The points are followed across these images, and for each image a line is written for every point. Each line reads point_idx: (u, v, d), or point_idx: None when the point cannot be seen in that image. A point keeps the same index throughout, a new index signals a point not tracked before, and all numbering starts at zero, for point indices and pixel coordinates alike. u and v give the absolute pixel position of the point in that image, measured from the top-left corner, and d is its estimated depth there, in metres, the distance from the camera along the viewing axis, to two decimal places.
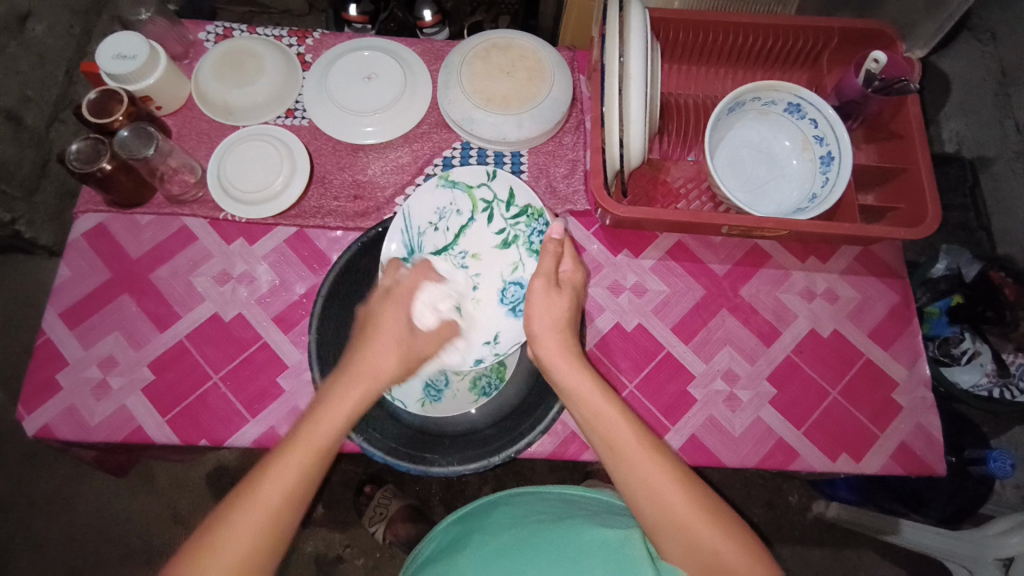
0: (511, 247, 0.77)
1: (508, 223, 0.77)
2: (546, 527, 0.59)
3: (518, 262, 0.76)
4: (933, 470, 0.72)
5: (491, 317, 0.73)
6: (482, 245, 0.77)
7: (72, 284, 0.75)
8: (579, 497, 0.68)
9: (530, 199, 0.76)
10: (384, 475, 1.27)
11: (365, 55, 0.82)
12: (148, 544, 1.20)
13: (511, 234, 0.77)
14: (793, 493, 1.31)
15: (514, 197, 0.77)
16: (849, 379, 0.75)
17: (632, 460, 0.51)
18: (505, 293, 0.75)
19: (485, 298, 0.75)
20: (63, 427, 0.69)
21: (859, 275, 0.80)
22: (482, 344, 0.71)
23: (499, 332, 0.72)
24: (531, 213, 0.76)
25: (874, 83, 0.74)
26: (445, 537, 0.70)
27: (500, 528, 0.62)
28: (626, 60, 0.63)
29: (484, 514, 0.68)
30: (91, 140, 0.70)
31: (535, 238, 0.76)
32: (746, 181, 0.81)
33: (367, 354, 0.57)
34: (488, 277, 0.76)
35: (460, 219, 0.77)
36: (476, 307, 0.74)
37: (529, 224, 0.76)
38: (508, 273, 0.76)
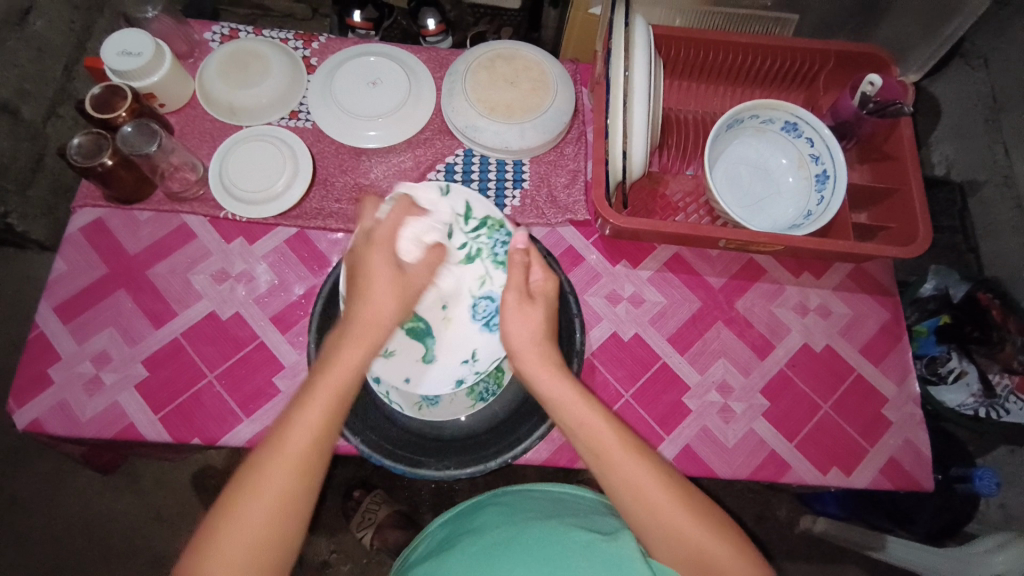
0: (475, 262, 0.73)
1: (470, 236, 0.73)
2: (536, 525, 0.59)
3: (486, 275, 0.73)
4: (921, 485, 0.73)
5: (466, 335, 0.71)
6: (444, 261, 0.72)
7: (68, 279, 0.75)
8: (568, 497, 0.69)
9: (489, 211, 0.73)
10: (373, 481, 1.26)
11: (372, 61, 0.82)
12: (129, 546, 1.18)
13: (474, 248, 0.73)
14: (782, 508, 1.31)
15: (472, 210, 0.73)
16: (840, 393, 0.77)
17: (620, 468, 0.51)
18: (476, 308, 0.72)
19: (456, 317, 0.72)
20: (53, 422, 0.68)
21: (851, 291, 0.82)
22: (463, 363, 0.69)
23: (476, 349, 0.70)
24: (493, 224, 0.73)
25: (868, 105, 0.77)
26: (434, 537, 0.70)
27: (490, 527, 0.62)
28: (630, 74, 0.65)
29: (475, 513, 0.68)
30: (93, 135, 0.70)
31: (502, 248, 0.73)
32: (744, 196, 0.82)
33: (365, 296, 0.55)
34: (454, 294, 0.73)
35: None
36: (448, 327, 0.72)
37: (492, 235, 0.73)
38: (476, 287, 0.73)
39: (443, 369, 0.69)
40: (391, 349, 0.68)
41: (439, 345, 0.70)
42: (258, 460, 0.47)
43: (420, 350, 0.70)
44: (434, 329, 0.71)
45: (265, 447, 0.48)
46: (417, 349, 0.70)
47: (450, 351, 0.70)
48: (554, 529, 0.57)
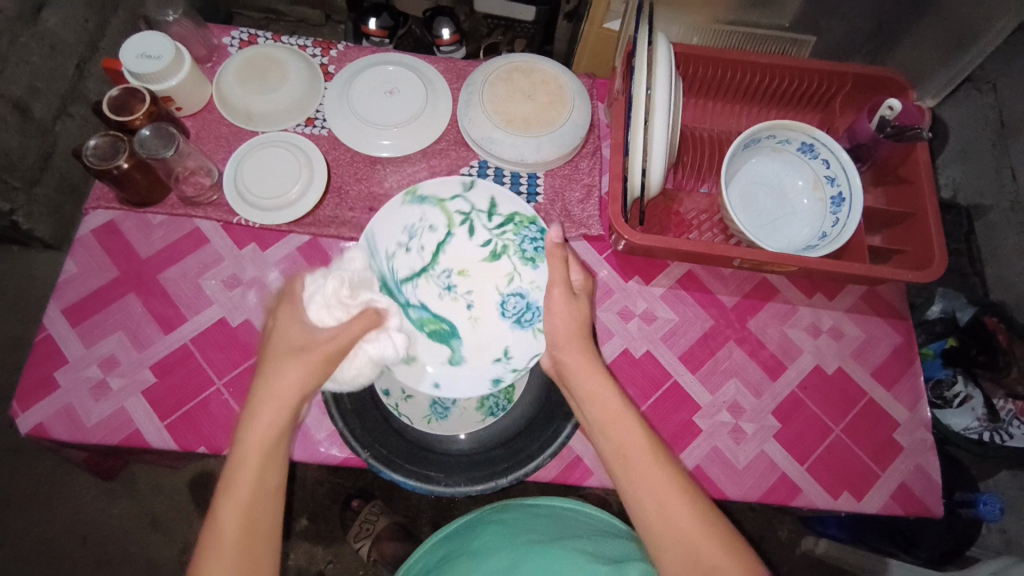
0: (501, 258, 0.75)
1: (494, 233, 0.75)
2: (535, 547, 0.59)
3: (513, 272, 0.75)
4: (931, 512, 0.73)
5: (495, 333, 0.73)
6: (468, 260, 0.75)
7: (78, 281, 0.74)
8: (568, 513, 0.69)
9: (517, 208, 0.74)
10: (371, 490, 1.24)
11: (390, 70, 0.83)
12: (123, 552, 1.16)
13: (500, 245, 0.75)
14: (783, 528, 1.30)
15: (497, 207, 0.75)
16: (852, 417, 0.76)
17: (643, 469, 0.51)
18: (505, 305, 0.74)
19: (483, 316, 0.74)
20: (59, 426, 0.67)
21: (864, 313, 0.82)
22: (494, 362, 0.71)
23: (508, 347, 0.72)
24: (520, 221, 0.75)
25: (886, 129, 0.77)
26: (432, 555, 0.70)
27: (490, 551, 0.62)
28: (653, 92, 0.65)
29: (471, 532, 0.68)
30: (110, 137, 0.70)
31: (529, 244, 0.74)
32: (758, 215, 0.82)
33: (273, 373, 0.53)
34: (480, 292, 0.75)
35: (436, 235, 0.75)
36: (474, 328, 0.73)
37: (519, 231, 0.75)
38: (504, 285, 0.74)
39: (475, 371, 0.70)
40: (415, 356, 0.70)
41: (467, 346, 0.72)
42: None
43: (447, 352, 0.71)
44: (460, 330, 0.73)
45: (206, 536, 0.46)
46: (444, 350, 0.71)
47: (478, 351, 0.72)
48: (552, 556, 0.57)
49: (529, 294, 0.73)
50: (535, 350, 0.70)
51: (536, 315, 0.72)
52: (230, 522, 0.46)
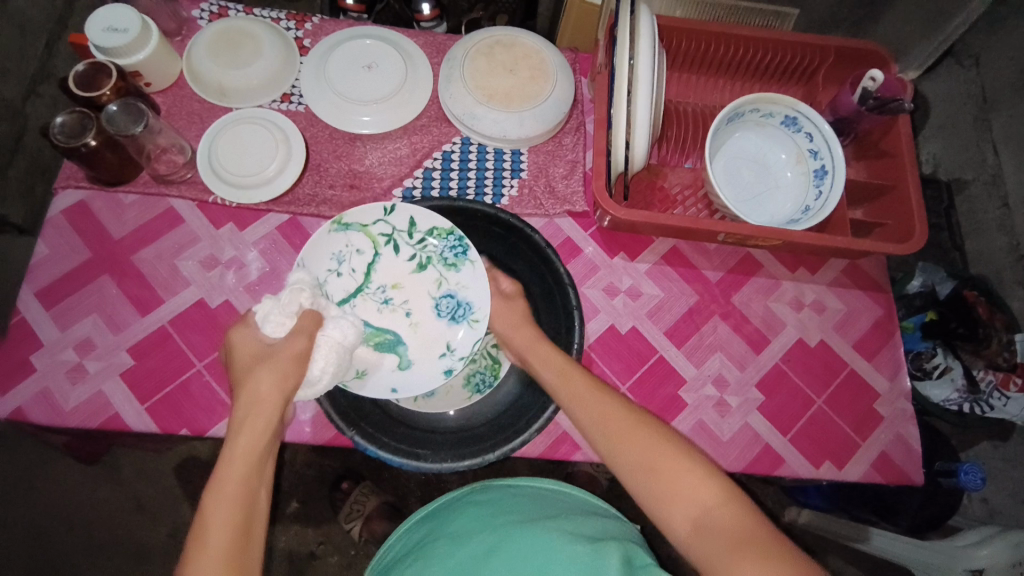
0: (427, 268, 0.72)
1: (415, 246, 0.73)
2: (516, 528, 0.59)
3: (441, 277, 0.72)
4: (910, 479, 0.74)
5: (435, 334, 0.71)
6: (397, 273, 0.73)
7: (49, 263, 0.72)
8: (548, 494, 0.68)
9: (432, 220, 0.72)
10: (361, 471, 1.24)
11: (368, 44, 0.80)
12: (109, 539, 1.15)
13: (424, 255, 0.72)
14: (767, 500, 1.34)
15: (415, 224, 0.72)
16: (834, 389, 0.77)
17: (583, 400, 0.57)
18: (439, 306, 0.72)
19: (422, 321, 0.71)
20: (34, 411, 0.66)
21: (846, 287, 0.82)
22: (441, 358, 0.69)
23: (451, 343, 0.70)
24: (438, 233, 0.72)
25: (869, 101, 0.77)
26: (411, 536, 0.70)
27: (469, 533, 0.62)
28: (636, 62, 0.64)
29: (451, 514, 0.68)
30: (77, 113, 0.67)
31: (451, 252, 0.72)
32: (743, 190, 0.82)
33: (250, 380, 0.52)
34: (416, 300, 0.72)
35: (363, 258, 0.72)
36: (416, 333, 0.71)
37: (440, 241, 0.72)
38: (434, 289, 0.72)
39: (424, 371, 0.68)
40: (365, 370, 0.66)
41: (413, 350, 0.70)
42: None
43: (395, 358, 0.69)
44: (403, 337, 0.70)
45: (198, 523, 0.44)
46: (391, 359, 0.68)
47: (424, 353, 0.69)
48: (532, 535, 0.57)
49: (459, 293, 0.71)
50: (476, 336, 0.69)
51: (469, 310, 0.71)
52: (222, 522, 0.44)
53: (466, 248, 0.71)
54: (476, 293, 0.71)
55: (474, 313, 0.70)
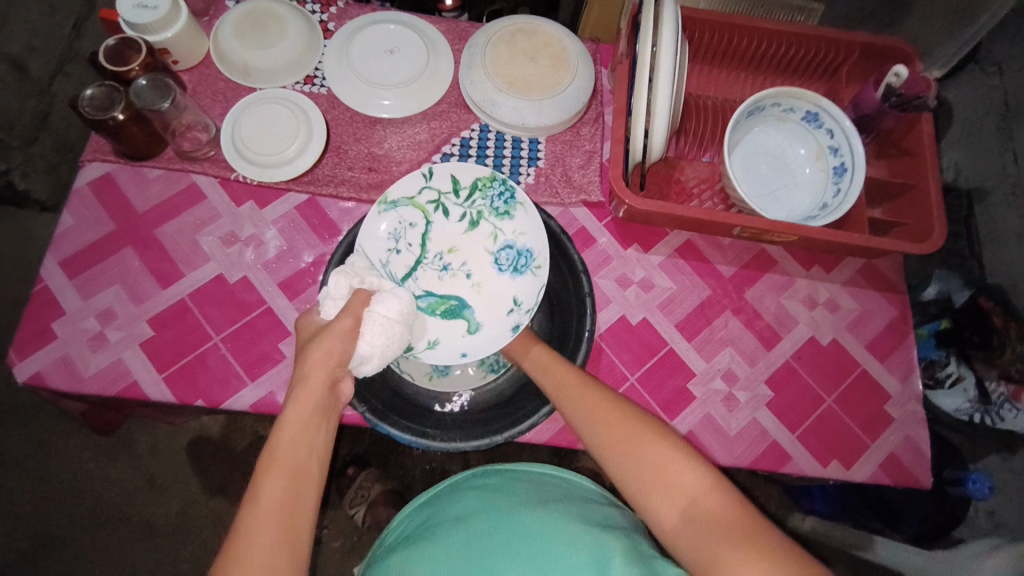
0: (481, 223, 0.74)
1: (465, 205, 0.74)
2: (516, 513, 0.60)
3: (495, 231, 0.73)
4: (918, 482, 0.74)
5: (499, 289, 0.72)
6: (452, 236, 0.74)
7: (74, 233, 0.74)
8: (548, 479, 0.68)
9: (476, 172, 0.73)
10: (368, 457, 1.26)
11: (391, 28, 0.81)
12: (121, 509, 1.18)
13: (475, 212, 0.74)
14: (772, 504, 1.33)
15: (459, 181, 0.73)
16: (844, 388, 0.77)
17: (576, 396, 0.57)
18: (499, 260, 0.73)
19: (484, 279, 0.73)
20: (56, 376, 0.68)
21: (861, 287, 0.82)
22: (510, 313, 0.70)
23: (516, 296, 0.71)
24: (482, 184, 0.74)
25: (892, 98, 0.76)
26: (413, 519, 0.70)
27: (472, 513, 0.62)
28: (658, 50, 0.64)
29: (453, 497, 0.68)
30: (106, 87, 0.69)
31: (499, 201, 0.73)
32: (760, 185, 0.81)
33: (304, 353, 0.52)
34: (474, 260, 0.74)
35: (417, 229, 0.73)
36: (480, 293, 0.72)
37: (487, 195, 0.74)
38: (491, 244, 0.73)
39: (495, 329, 0.70)
40: (436, 339, 0.69)
41: (480, 312, 0.71)
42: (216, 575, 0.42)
43: (463, 324, 0.71)
44: (468, 300, 0.72)
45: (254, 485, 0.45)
46: (460, 324, 0.71)
47: (491, 312, 0.71)
48: (535, 518, 0.58)
49: (517, 242, 0.72)
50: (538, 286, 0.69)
51: (530, 257, 0.71)
52: (273, 484, 0.45)
53: (513, 193, 0.73)
54: (534, 238, 0.71)
55: (535, 260, 0.71)
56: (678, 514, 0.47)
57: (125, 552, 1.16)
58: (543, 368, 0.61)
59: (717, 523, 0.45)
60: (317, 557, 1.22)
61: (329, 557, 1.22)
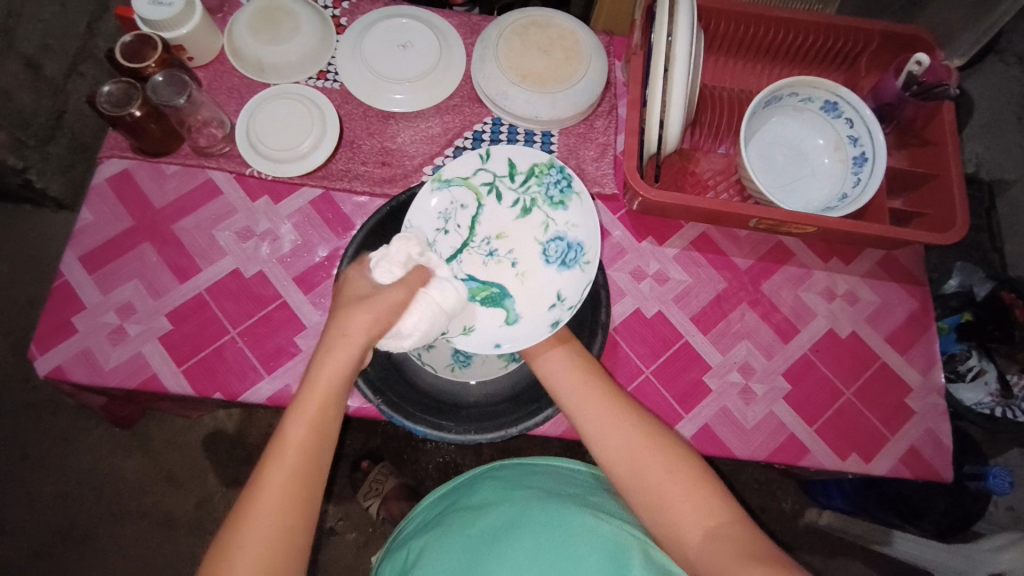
0: (533, 211, 0.73)
1: (519, 191, 0.73)
2: (537, 505, 0.60)
3: (547, 220, 0.72)
4: (940, 476, 0.73)
5: (544, 282, 0.71)
6: (504, 222, 0.73)
7: (94, 229, 0.75)
8: (564, 471, 0.68)
9: (534, 158, 0.72)
10: (381, 452, 1.27)
11: (404, 22, 0.81)
12: (139, 503, 1.19)
13: (528, 200, 0.73)
14: (787, 500, 1.30)
15: (516, 165, 0.72)
16: (863, 380, 0.76)
17: (587, 406, 0.57)
18: (548, 252, 0.72)
19: (530, 270, 0.72)
20: (77, 370, 0.69)
21: (880, 279, 0.80)
22: (550, 308, 0.68)
23: (561, 291, 0.69)
24: (539, 170, 0.72)
25: (912, 86, 0.74)
26: (430, 511, 0.70)
27: (488, 504, 0.63)
28: (674, 39, 0.63)
29: (471, 488, 0.68)
30: (123, 84, 0.70)
31: (555, 188, 0.72)
32: (777, 177, 0.81)
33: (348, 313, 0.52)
34: (522, 249, 0.73)
35: (468, 212, 0.73)
36: (524, 285, 0.71)
37: (542, 181, 0.72)
38: (542, 234, 0.72)
39: (535, 321, 0.68)
40: (472, 325, 0.67)
41: (520, 303, 0.70)
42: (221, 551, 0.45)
43: (502, 313, 0.69)
44: (511, 290, 0.71)
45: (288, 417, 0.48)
46: (499, 313, 0.69)
47: (533, 305, 0.70)
48: (551, 511, 0.58)
49: (569, 234, 0.71)
50: (583, 282, 0.68)
51: (580, 252, 0.70)
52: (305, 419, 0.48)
53: (570, 181, 0.71)
54: (586, 231, 0.70)
55: (585, 255, 0.69)
56: (702, 532, 0.49)
57: (143, 545, 1.18)
58: (553, 374, 0.60)
59: (745, 540, 0.47)
60: (332, 550, 1.23)
61: (344, 552, 1.23)
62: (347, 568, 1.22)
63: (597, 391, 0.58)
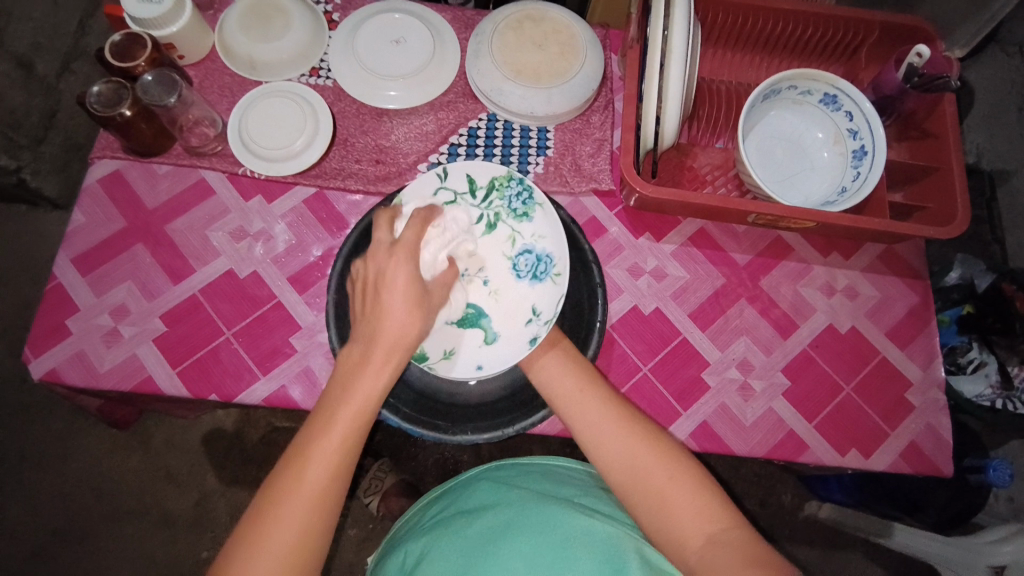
0: (498, 226, 0.71)
1: (482, 207, 0.71)
2: (531, 505, 0.60)
3: (514, 234, 0.70)
4: (940, 471, 0.72)
5: (518, 297, 0.69)
6: (468, 242, 0.70)
7: (86, 230, 0.74)
8: (559, 471, 0.68)
9: (491, 171, 0.71)
10: (381, 449, 1.27)
11: (396, 17, 0.79)
12: (140, 502, 1.20)
13: (492, 214, 0.71)
14: (786, 493, 1.29)
15: (476, 181, 0.71)
16: (863, 376, 0.75)
17: (589, 408, 0.56)
18: (517, 266, 0.70)
19: (502, 287, 0.69)
20: (71, 372, 0.68)
21: (880, 273, 0.80)
22: (528, 324, 0.66)
23: (535, 305, 0.67)
24: (499, 183, 0.71)
25: (914, 78, 0.73)
26: (426, 513, 0.70)
27: (485, 505, 0.63)
28: (670, 33, 0.62)
29: (465, 489, 0.68)
30: (112, 84, 0.69)
31: (517, 201, 0.71)
32: (775, 171, 0.80)
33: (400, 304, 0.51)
34: (491, 265, 0.70)
35: None
36: (498, 301, 0.69)
37: (503, 195, 0.71)
38: (510, 248, 0.70)
39: (512, 339, 0.66)
40: (453, 349, 0.66)
41: (496, 321, 0.68)
42: (258, 516, 0.46)
43: (480, 334, 0.67)
44: (486, 309, 0.68)
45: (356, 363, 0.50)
46: (477, 333, 0.67)
47: (509, 322, 0.67)
48: (547, 512, 0.58)
49: (536, 246, 0.69)
50: (556, 294, 0.66)
51: (550, 263, 0.68)
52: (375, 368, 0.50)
53: (531, 193, 0.70)
54: (554, 242, 0.68)
55: (556, 267, 0.68)
56: (705, 538, 0.49)
57: (144, 545, 1.18)
58: (553, 380, 0.60)
59: (748, 544, 0.47)
60: (333, 547, 1.23)
61: (345, 549, 1.23)
62: (348, 565, 1.22)
63: (598, 396, 0.57)
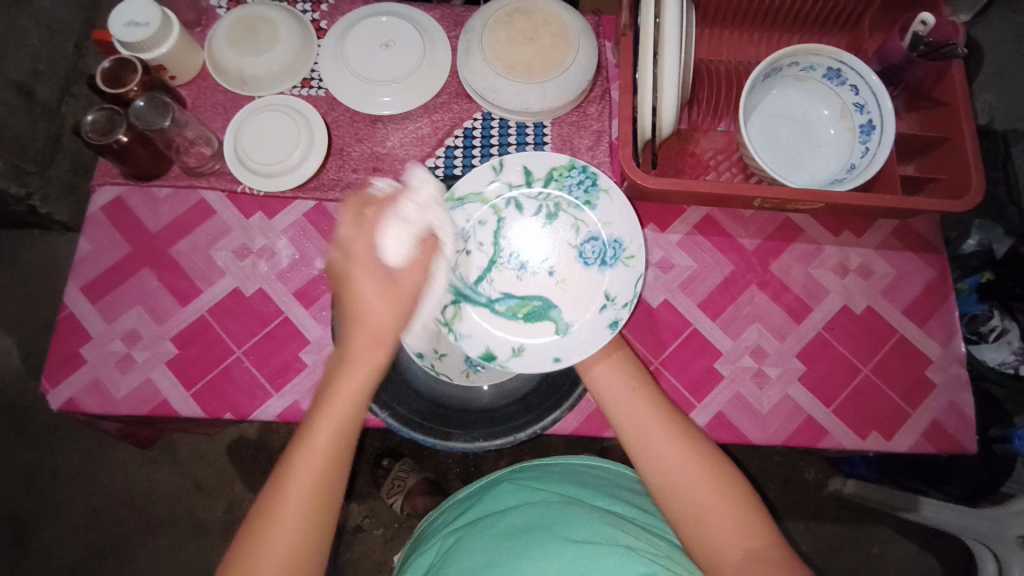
0: (559, 216, 0.71)
1: (541, 198, 0.71)
2: (559, 509, 0.59)
3: (577, 221, 0.70)
4: (965, 449, 0.71)
5: (587, 285, 0.69)
6: (529, 232, 0.71)
7: (93, 258, 0.75)
8: (584, 473, 0.68)
9: (551, 162, 0.70)
10: (401, 449, 1.28)
11: (383, 21, 0.78)
12: (169, 514, 1.22)
13: (551, 206, 0.71)
14: (810, 470, 1.28)
15: (532, 173, 0.71)
16: (881, 356, 0.74)
17: (638, 415, 0.56)
18: (584, 253, 0.70)
19: (569, 275, 0.69)
20: (89, 400, 0.70)
21: (894, 249, 0.78)
22: (603, 310, 0.67)
23: (608, 291, 0.68)
24: (559, 173, 0.70)
25: (919, 47, 0.70)
26: (452, 512, 0.71)
27: (508, 507, 0.63)
28: (661, 21, 0.61)
29: (491, 489, 0.68)
30: (106, 111, 0.69)
31: (579, 189, 0.70)
32: (781, 151, 0.78)
33: (359, 262, 0.52)
34: (556, 254, 0.70)
35: (488, 228, 0.71)
36: (567, 291, 0.69)
37: (563, 184, 0.71)
38: (574, 237, 0.70)
39: (591, 329, 0.66)
40: (521, 346, 0.66)
41: (567, 311, 0.68)
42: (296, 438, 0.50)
43: (551, 326, 0.67)
44: (553, 300, 0.69)
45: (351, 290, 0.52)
46: (548, 326, 0.67)
47: (581, 311, 0.68)
48: (568, 518, 0.58)
49: (603, 232, 0.69)
50: (634, 281, 0.68)
51: (619, 247, 0.69)
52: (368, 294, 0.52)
53: (595, 179, 0.70)
54: (623, 228, 0.69)
55: (626, 249, 0.69)
56: (745, 554, 0.49)
57: (176, 555, 1.21)
58: (606, 389, 0.59)
59: (788, 565, 0.48)
60: (360, 548, 1.25)
61: (372, 548, 1.25)
62: (376, 564, 1.24)
63: (647, 404, 0.57)
